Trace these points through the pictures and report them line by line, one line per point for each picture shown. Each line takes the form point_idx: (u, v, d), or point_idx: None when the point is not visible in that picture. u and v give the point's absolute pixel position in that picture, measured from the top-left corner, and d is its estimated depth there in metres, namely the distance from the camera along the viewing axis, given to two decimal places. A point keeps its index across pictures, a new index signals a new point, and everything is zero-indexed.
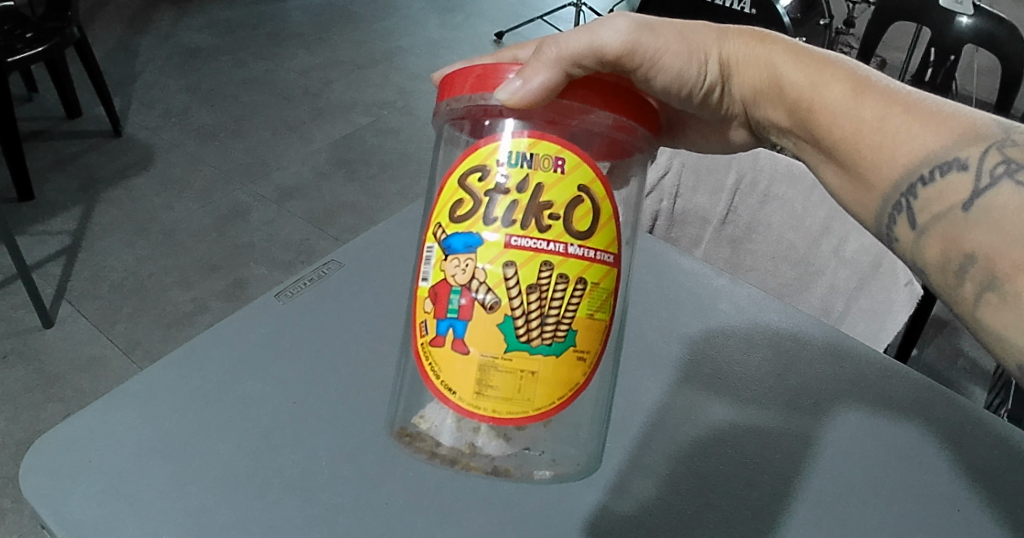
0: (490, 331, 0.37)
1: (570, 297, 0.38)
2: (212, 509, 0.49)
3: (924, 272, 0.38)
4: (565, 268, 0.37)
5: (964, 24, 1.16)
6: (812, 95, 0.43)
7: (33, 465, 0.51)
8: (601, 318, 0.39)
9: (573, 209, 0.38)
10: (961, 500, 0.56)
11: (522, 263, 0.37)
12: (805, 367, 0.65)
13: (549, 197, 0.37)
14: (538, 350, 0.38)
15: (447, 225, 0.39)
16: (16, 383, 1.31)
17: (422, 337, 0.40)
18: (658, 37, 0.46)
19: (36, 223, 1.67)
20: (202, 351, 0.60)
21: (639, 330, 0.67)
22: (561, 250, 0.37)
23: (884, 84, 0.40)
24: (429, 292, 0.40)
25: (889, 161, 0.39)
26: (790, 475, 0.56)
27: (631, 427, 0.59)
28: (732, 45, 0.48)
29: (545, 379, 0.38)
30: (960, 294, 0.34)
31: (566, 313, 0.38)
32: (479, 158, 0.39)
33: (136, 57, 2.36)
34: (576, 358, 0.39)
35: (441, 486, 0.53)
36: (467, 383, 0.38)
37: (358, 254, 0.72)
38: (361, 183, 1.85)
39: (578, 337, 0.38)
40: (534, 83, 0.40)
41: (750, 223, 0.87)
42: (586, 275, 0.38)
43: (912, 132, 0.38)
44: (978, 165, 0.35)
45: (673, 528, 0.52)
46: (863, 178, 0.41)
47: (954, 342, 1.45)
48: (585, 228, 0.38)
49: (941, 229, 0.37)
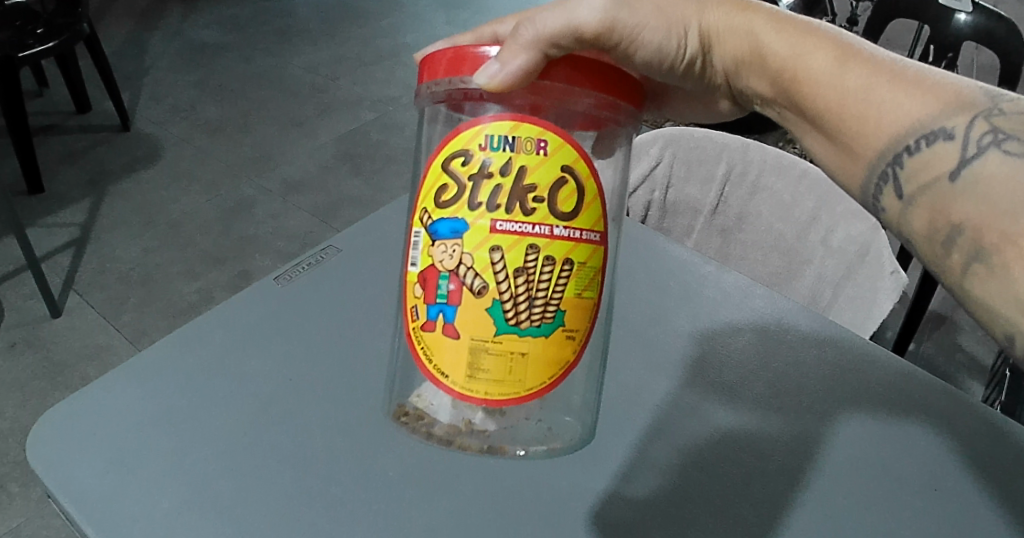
0: (479, 315, 0.39)
1: (558, 278, 0.39)
2: (208, 476, 0.51)
3: (911, 243, 0.39)
4: (550, 250, 0.39)
5: (962, 21, 1.17)
6: (795, 64, 0.43)
7: (39, 436, 0.53)
8: (589, 297, 0.41)
9: (557, 190, 0.39)
10: (941, 481, 0.56)
11: (507, 247, 0.38)
12: (787, 350, 0.66)
13: (533, 180, 0.38)
14: (528, 332, 0.39)
15: (433, 210, 0.40)
16: (24, 370, 1.34)
17: (414, 322, 0.42)
18: (637, 10, 0.47)
19: (46, 216, 1.69)
20: (203, 329, 0.62)
21: (628, 314, 0.68)
22: (546, 232, 0.39)
23: (867, 51, 0.40)
24: (419, 278, 0.41)
25: (875, 132, 0.39)
26: (769, 453, 0.57)
27: (620, 410, 0.59)
28: (713, 14, 0.48)
29: (534, 359, 0.40)
30: (949, 264, 0.35)
31: (554, 294, 0.39)
32: (461, 144, 0.39)
33: (145, 52, 2.39)
34: (565, 337, 0.41)
35: (430, 461, 0.54)
36: (461, 369, 0.40)
37: (356, 240, 0.73)
38: (365, 178, 1.87)
39: (566, 315, 0.40)
40: (512, 67, 0.41)
41: (740, 213, 0.89)
42: (572, 256, 0.39)
43: (896, 102, 0.39)
44: (965, 134, 0.36)
45: (657, 502, 0.53)
46: (850, 148, 0.41)
47: (951, 337, 1.45)
48: (569, 210, 0.39)
49: (929, 201, 0.37)
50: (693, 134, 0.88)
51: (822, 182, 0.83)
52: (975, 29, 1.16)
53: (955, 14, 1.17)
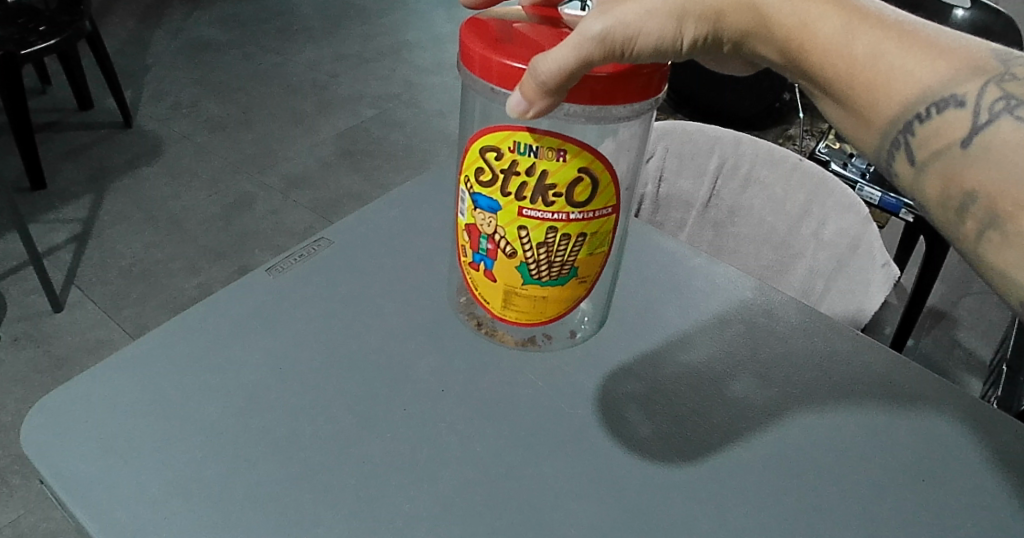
0: (511, 270, 0.45)
1: (574, 245, 0.44)
2: (197, 462, 0.52)
3: (924, 206, 0.39)
4: (567, 229, 0.43)
5: (960, 17, 1.17)
6: (802, 33, 0.38)
7: (33, 425, 0.54)
8: (601, 253, 0.46)
9: (574, 186, 0.41)
10: (929, 471, 0.55)
11: (531, 227, 0.42)
12: (776, 342, 0.66)
13: (553, 180, 0.40)
14: (549, 283, 0.46)
15: (472, 184, 0.43)
16: (25, 364, 1.35)
17: (464, 257, 0.48)
18: (625, 7, 0.38)
19: (48, 212, 1.70)
20: (196, 320, 0.63)
21: (618, 304, 0.68)
22: (564, 218, 0.42)
23: (873, 12, 0.37)
24: (465, 227, 0.46)
25: (885, 98, 0.37)
26: (754, 442, 0.57)
27: (610, 399, 0.59)
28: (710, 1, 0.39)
29: (553, 299, 0.47)
30: (962, 231, 0.35)
31: (570, 256, 0.44)
32: (494, 139, 0.40)
33: (146, 50, 2.40)
34: (579, 282, 0.47)
35: (419, 448, 0.54)
36: (497, 301, 0.48)
37: (349, 231, 0.74)
38: (365, 174, 1.87)
39: (580, 268, 0.46)
40: (538, 104, 0.38)
41: (732, 207, 0.89)
42: (586, 230, 0.43)
43: (908, 68, 0.36)
44: (977, 101, 0.35)
45: (641, 491, 0.53)
46: (861, 114, 0.38)
47: (949, 334, 1.45)
48: (585, 199, 0.42)
49: (941, 167, 0.37)
50: (686, 128, 0.89)
51: (812, 176, 0.83)
52: (973, 24, 1.16)
53: (954, 9, 1.17)
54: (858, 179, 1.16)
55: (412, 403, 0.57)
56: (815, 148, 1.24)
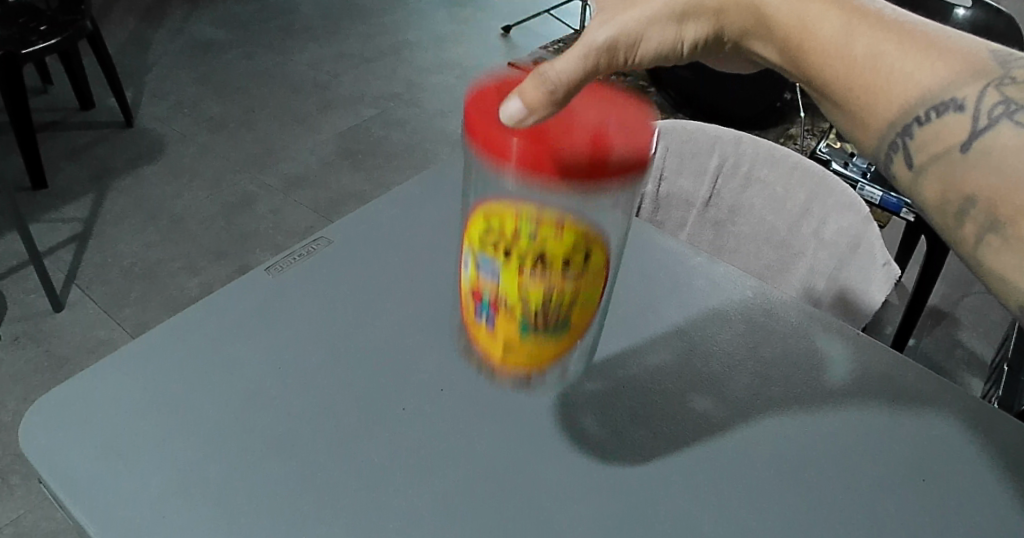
0: (509, 329, 0.43)
1: (572, 303, 0.41)
2: (197, 461, 0.52)
3: (924, 210, 0.39)
4: (565, 290, 0.40)
5: (961, 16, 1.17)
6: (802, 33, 0.39)
7: (32, 422, 0.54)
8: (595, 307, 0.43)
9: (575, 251, 0.38)
10: (928, 471, 0.55)
11: (532, 292, 0.40)
12: (777, 340, 0.65)
13: (555, 250, 0.38)
14: (547, 338, 0.43)
15: (476, 246, 0.40)
16: (26, 363, 1.35)
17: (466, 309, 0.46)
18: (635, 13, 0.40)
19: (49, 211, 1.70)
20: (195, 318, 0.63)
21: (617, 302, 0.68)
22: (564, 282, 0.39)
23: (877, 15, 0.38)
24: (468, 283, 0.43)
25: (883, 99, 0.38)
26: (754, 442, 0.57)
27: (609, 399, 0.59)
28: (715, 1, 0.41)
29: (550, 352, 0.45)
30: (960, 235, 0.35)
31: (567, 313, 0.42)
32: (496, 207, 0.37)
33: (148, 49, 2.40)
34: (575, 335, 0.44)
35: (417, 446, 0.54)
36: (493, 353, 0.45)
37: (349, 230, 0.74)
38: (366, 173, 1.87)
39: (576, 323, 0.43)
40: (540, 114, 0.36)
41: (732, 206, 0.89)
42: (584, 289, 0.41)
43: (906, 70, 0.37)
44: (977, 105, 0.35)
45: (639, 489, 0.53)
46: (860, 115, 0.39)
47: (951, 334, 1.45)
48: (585, 261, 0.39)
49: (939, 171, 0.37)
50: (686, 127, 0.89)
51: (813, 175, 0.83)
52: (973, 24, 1.16)
53: (955, 9, 1.17)
54: (858, 179, 1.16)
55: (411, 402, 0.57)
56: (816, 148, 1.24)
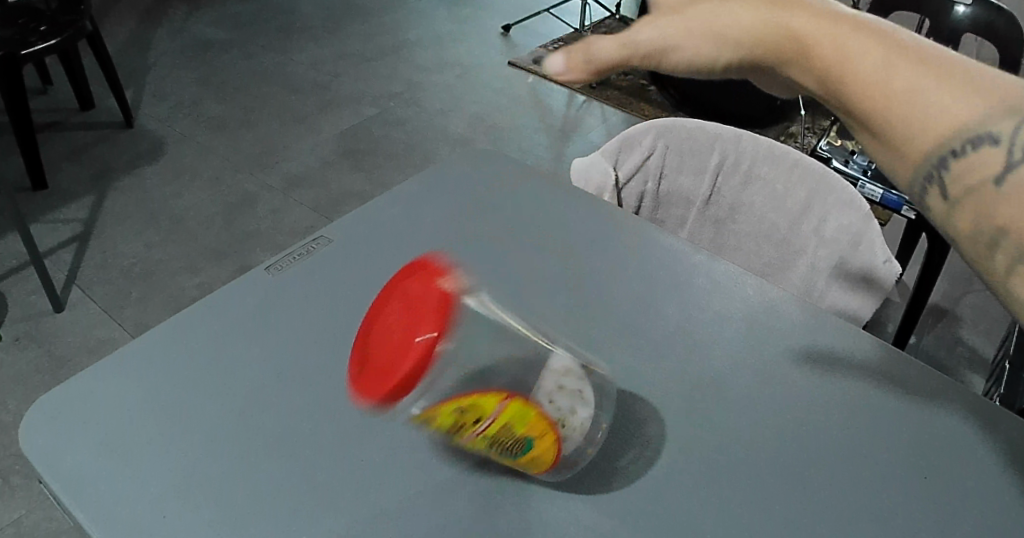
0: (506, 458, 0.51)
1: (505, 433, 0.48)
2: (198, 461, 0.51)
3: (950, 242, 0.34)
4: (488, 430, 0.48)
5: (961, 14, 1.22)
6: (840, 62, 0.33)
7: (32, 423, 0.54)
8: (529, 417, 0.48)
9: (461, 412, 0.48)
10: (931, 469, 0.55)
11: (478, 440, 0.49)
12: (778, 338, 0.65)
13: (451, 416, 0.48)
14: (523, 448, 0.49)
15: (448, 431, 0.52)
16: (27, 364, 1.35)
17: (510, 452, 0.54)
18: (682, 19, 0.35)
19: (49, 212, 1.70)
20: (195, 318, 0.63)
21: (618, 300, 0.68)
22: (479, 427, 0.48)
23: (906, 36, 0.33)
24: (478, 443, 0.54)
25: (921, 133, 0.32)
26: (756, 441, 0.56)
27: (611, 397, 0.59)
28: (737, 9, 0.34)
29: (538, 450, 0.50)
30: (990, 265, 0.31)
31: (509, 436, 0.48)
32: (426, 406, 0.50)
33: (148, 50, 2.40)
34: (543, 437, 0.49)
35: (418, 445, 0.54)
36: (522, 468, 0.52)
37: (349, 229, 0.74)
38: (366, 173, 1.87)
39: (531, 432, 0.48)
40: (575, 70, 0.36)
41: (733, 204, 0.89)
42: (498, 422, 0.48)
43: (946, 103, 0.32)
44: (1014, 137, 0.31)
45: (639, 489, 0.52)
46: (894, 149, 0.33)
47: (952, 331, 1.45)
48: (474, 413, 0.47)
49: (972, 205, 0.32)
50: (686, 125, 0.89)
51: (813, 173, 0.83)
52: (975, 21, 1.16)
53: (955, 6, 1.22)
54: (859, 176, 1.15)
55: None
56: (815, 147, 1.25)
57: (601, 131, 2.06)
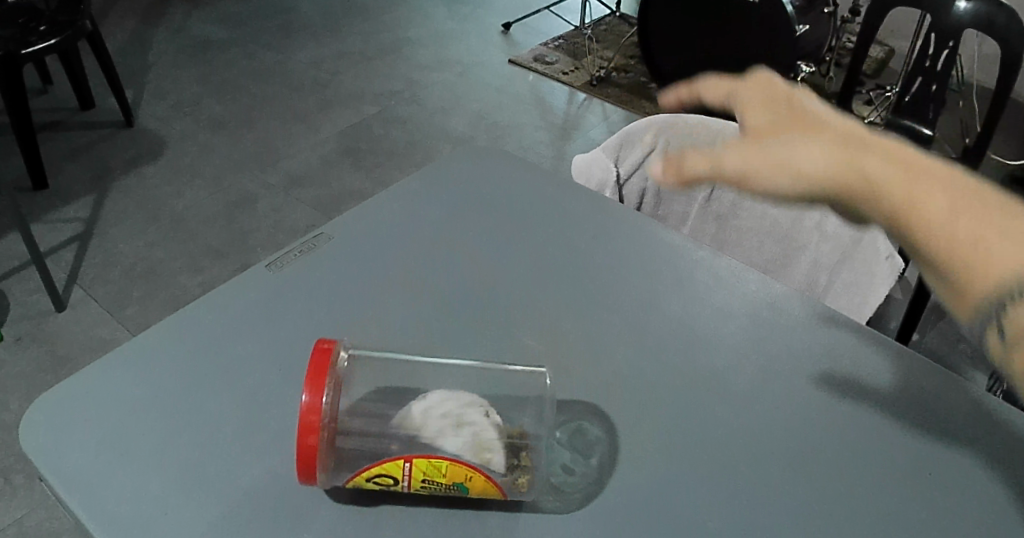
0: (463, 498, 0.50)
1: (433, 484, 0.48)
2: (200, 459, 0.51)
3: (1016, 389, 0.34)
4: (416, 484, 0.48)
5: (961, 10, 1.21)
6: (911, 205, 0.36)
7: (33, 421, 0.53)
8: (443, 467, 0.47)
9: (385, 479, 0.48)
10: (934, 466, 0.55)
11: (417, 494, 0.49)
12: (781, 335, 0.65)
13: (380, 484, 0.48)
14: (465, 489, 0.48)
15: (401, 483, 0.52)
16: (29, 363, 1.35)
17: None
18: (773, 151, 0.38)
19: (50, 212, 1.70)
20: (195, 316, 0.62)
21: (620, 296, 0.68)
22: (406, 484, 0.48)
23: (980, 197, 0.35)
24: None
25: (982, 276, 0.34)
26: (760, 439, 0.56)
27: (613, 395, 0.58)
28: (824, 150, 0.38)
29: (481, 486, 0.48)
30: None
31: (439, 485, 0.48)
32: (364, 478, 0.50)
33: (148, 49, 2.39)
34: (475, 476, 0.47)
35: None
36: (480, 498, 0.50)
37: (350, 226, 0.74)
38: (367, 171, 1.87)
39: (456, 476, 0.47)
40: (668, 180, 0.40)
41: (734, 199, 0.88)
42: (421, 478, 0.48)
43: (1006, 253, 0.33)
44: None
45: (642, 488, 0.52)
46: (955, 287, 0.35)
47: (955, 328, 1.45)
48: (395, 475, 0.48)
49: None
50: (687, 121, 0.89)
51: None
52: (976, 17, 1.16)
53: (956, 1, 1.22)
54: None
55: None
56: None
57: (602, 130, 2.06)
